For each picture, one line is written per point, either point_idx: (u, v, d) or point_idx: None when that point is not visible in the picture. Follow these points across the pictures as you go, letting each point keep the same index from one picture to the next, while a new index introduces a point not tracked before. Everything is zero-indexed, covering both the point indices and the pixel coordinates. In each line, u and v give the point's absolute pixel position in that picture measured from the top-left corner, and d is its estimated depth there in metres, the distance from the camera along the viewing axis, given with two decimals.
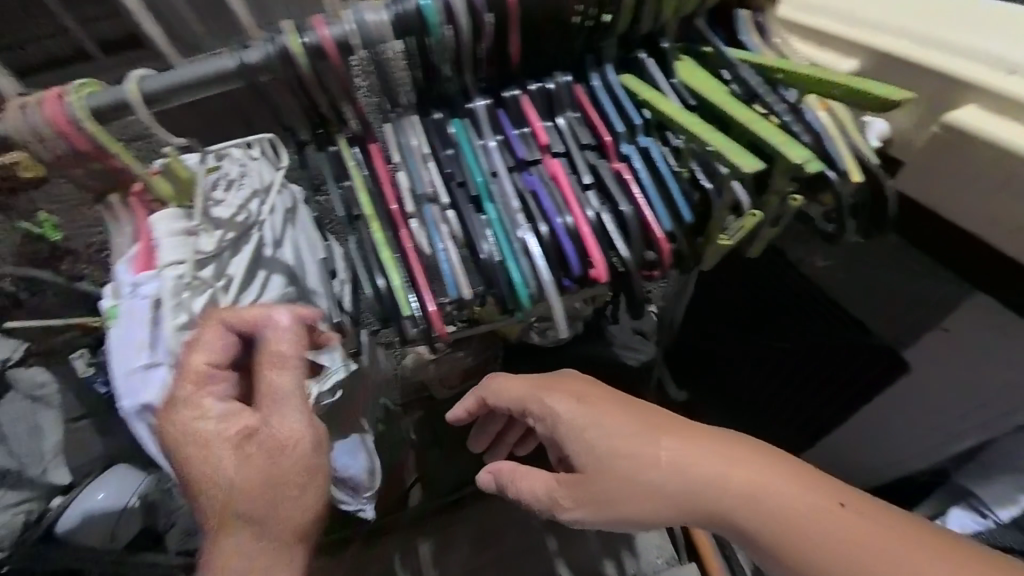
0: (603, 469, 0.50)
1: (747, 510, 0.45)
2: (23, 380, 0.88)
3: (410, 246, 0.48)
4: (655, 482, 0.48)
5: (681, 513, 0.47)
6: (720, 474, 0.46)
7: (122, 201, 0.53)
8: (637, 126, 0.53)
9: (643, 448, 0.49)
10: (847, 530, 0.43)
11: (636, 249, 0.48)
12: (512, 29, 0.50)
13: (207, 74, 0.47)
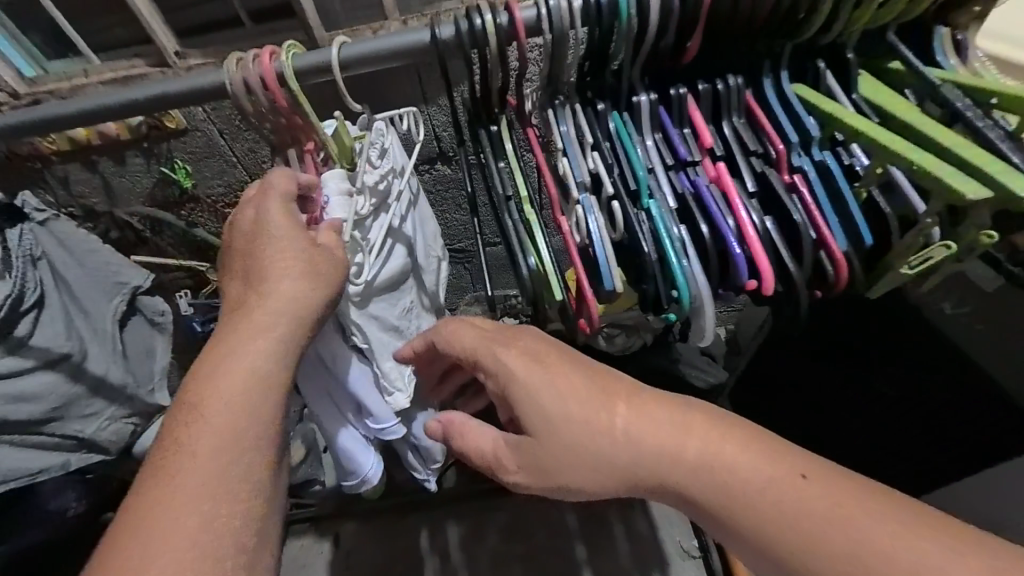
0: (556, 433, 0.48)
1: (693, 475, 0.44)
2: (148, 306, 0.96)
3: (568, 232, 0.49)
4: (605, 448, 0.46)
5: (628, 480, 0.46)
6: (670, 441, 0.45)
7: (297, 157, 0.56)
8: (813, 136, 0.50)
9: (597, 413, 0.47)
10: (790, 499, 0.40)
11: (806, 265, 0.46)
12: (696, 25, 0.49)
13: (398, 46, 0.51)
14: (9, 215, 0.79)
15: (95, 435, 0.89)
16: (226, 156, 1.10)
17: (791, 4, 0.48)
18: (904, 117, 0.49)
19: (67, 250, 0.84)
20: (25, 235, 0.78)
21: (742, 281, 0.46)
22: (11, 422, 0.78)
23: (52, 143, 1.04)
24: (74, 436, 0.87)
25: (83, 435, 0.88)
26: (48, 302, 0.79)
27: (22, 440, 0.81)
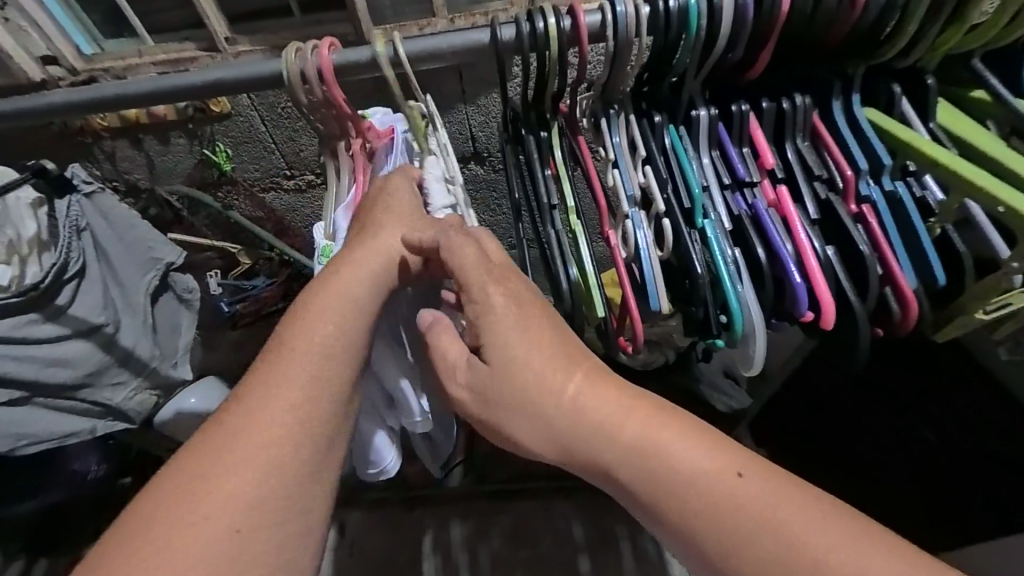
0: (514, 380, 0.43)
1: (630, 465, 0.38)
2: (179, 283, 0.99)
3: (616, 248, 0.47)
4: (551, 412, 0.41)
5: (565, 449, 0.41)
6: (616, 422, 0.39)
7: (346, 149, 0.55)
8: (884, 165, 0.47)
9: (555, 374, 0.42)
10: (723, 499, 0.35)
11: (870, 300, 0.44)
12: (768, 40, 0.47)
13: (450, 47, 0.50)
14: (58, 185, 0.79)
15: (122, 405, 0.91)
16: (265, 142, 1.12)
17: (872, 25, 0.46)
18: (989, 152, 0.48)
19: (111, 222, 0.86)
20: (74, 206, 0.81)
21: (800, 312, 0.44)
22: (45, 386, 0.80)
23: (103, 120, 1.07)
24: (102, 403, 0.88)
25: (112, 403, 0.89)
26: (89, 272, 0.82)
27: (55, 403, 0.82)
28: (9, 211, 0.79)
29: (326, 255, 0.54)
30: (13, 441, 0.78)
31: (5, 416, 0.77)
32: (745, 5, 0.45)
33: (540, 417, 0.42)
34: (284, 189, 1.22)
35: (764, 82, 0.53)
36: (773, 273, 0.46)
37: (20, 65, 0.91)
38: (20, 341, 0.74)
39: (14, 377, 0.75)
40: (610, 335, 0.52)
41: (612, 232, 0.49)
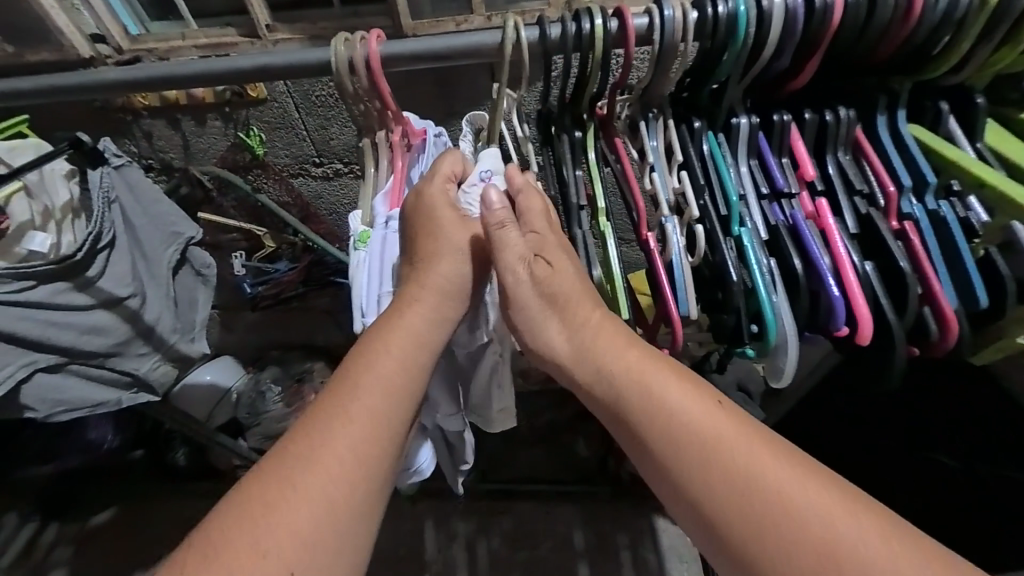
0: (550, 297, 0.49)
1: (626, 384, 0.44)
2: (196, 257, 1.02)
3: (649, 250, 0.47)
4: (575, 332, 0.48)
5: (575, 361, 0.48)
6: (622, 360, 0.45)
7: (385, 140, 0.56)
8: (929, 183, 0.46)
9: (585, 308, 0.48)
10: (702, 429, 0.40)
11: (908, 318, 0.44)
12: (816, 52, 0.46)
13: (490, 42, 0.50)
14: (92, 158, 0.82)
15: (146, 376, 0.92)
16: (297, 129, 1.14)
17: (923, 40, 0.45)
18: None
19: (136, 195, 0.89)
20: (105, 177, 0.83)
21: (836, 326, 0.44)
22: (79, 353, 0.82)
23: (144, 99, 1.11)
24: (129, 373, 0.90)
25: (138, 373, 0.91)
26: (118, 244, 0.84)
27: (86, 372, 0.84)
28: (46, 183, 0.83)
29: (362, 240, 0.54)
30: (51, 406, 0.81)
31: (40, 383, 0.79)
32: (795, 14, 0.44)
33: (573, 338, 0.48)
34: (312, 176, 1.25)
35: (805, 93, 0.53)
36: (809, 285, 0.46)
37: (70, 40, 0.94)
38: (54, 308, 0.77)
39: (49, 344, 0.77)
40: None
41: (650, 234, 0.47)
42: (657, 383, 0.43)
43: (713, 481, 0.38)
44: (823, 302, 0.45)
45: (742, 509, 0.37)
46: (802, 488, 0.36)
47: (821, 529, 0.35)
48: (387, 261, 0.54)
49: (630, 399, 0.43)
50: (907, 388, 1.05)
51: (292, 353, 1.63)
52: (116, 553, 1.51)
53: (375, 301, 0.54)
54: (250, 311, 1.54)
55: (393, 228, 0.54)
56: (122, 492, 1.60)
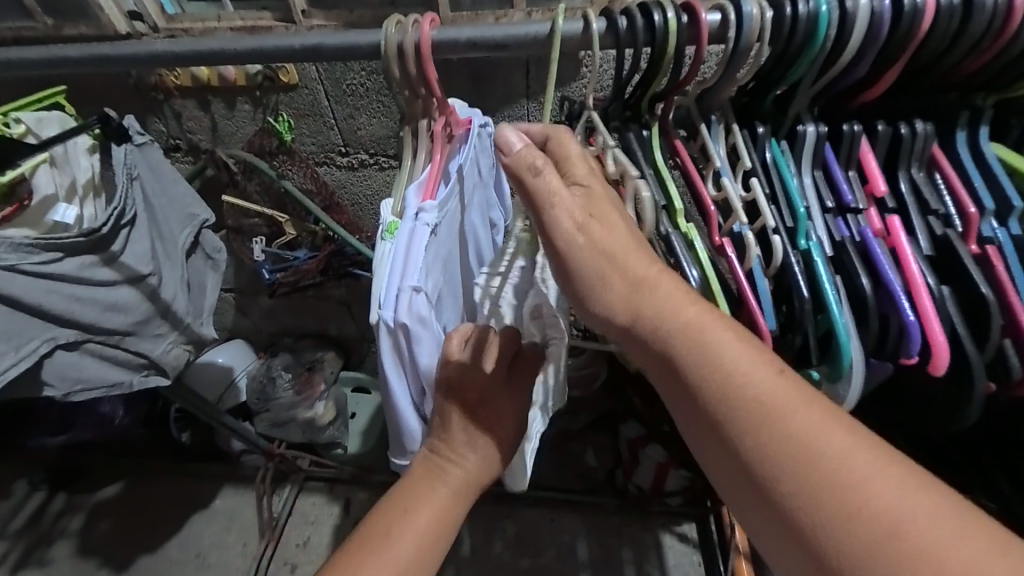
0: (608, 249, 0.38)
1: (692, 346, 0.34)
2: (207, 241, 1.00)
3: (734, 259, 0.43)
4: (629, 280, 0.37)
5: (627, 317, 0.37)
6: (683, 319, 0.35)
7: (427, 129, 0.53)
8: (1015, 208, 0.43)
9: (639, 256, 0.38)
10: (790, 413, 0.31)
11: (986, 351, 0.41)
12: (900, 58, 0.43)
13: (544, 34, 0.47)
14: (117, 134, 0.80)
15: (159, 359, 0.91)
16: (326, 117, 1.14)
17: (1017, 56, 0.42)
18: None
19: (155, 174, 0.88)
20: (129, 155, 0.82)
21: (907, 354, 0.41)
22: (99, 330, 0.81)
23: (177, 78, 1.11)
24: (143, 355, 0.89)
25: (151, 355, 0.89)
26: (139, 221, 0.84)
27: (101, 351, 0.83)
28: (70, 154, 0.82)
29: (390, 231, 0.52)
30: (70, 384, 0.80)
31: (60, 359, 0.78)
32: (881, 17, 0.41)
33: (626, 290, 0.37)
34: (337, 165, 1.23)
35: (882, 104, 0.49)
36: (878, 307, 0.43)
37: (108, 17, 0.94)
38: (79, 283, 0.76)
39: (72, 319, 0.77)
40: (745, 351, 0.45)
41: (725, 241, 0.44)
42: (725, 349, 0.34)
43: (812, 489, 0.29)
44: (894, 327, 0.42)
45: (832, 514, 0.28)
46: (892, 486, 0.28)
47: (911, 530, 0.27)
48: (412, 253, 0.49)
49: (691, 370, 0.34)
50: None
51: (304, 341, 1.63)
52: (120, 527, 1.52)
53: (393, 295, 0.48)
54: (265, 297, 1.54)
55: (423, 221, 0.50)
56: (129, 467, 1.61)
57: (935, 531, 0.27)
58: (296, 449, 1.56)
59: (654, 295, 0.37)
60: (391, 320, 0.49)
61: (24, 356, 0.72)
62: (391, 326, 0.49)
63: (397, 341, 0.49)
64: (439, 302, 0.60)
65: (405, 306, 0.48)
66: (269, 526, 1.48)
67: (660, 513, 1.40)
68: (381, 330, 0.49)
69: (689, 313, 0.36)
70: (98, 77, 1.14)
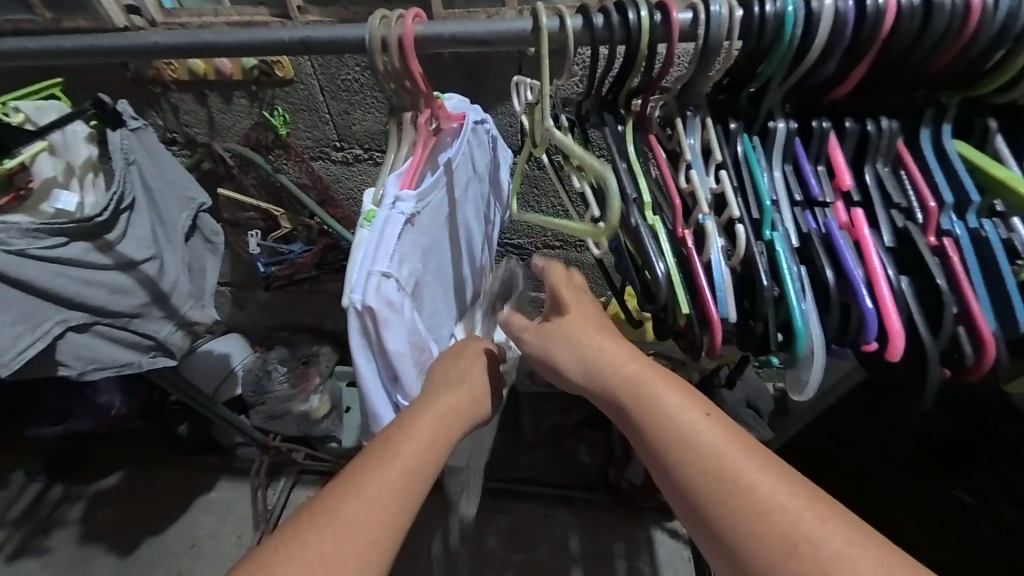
0: (566, 328, 0.51)
1: (632, 397, 0.44)
2: (207, 225, 1.01)
3: (692, 245, 0.46)
4: (583, 349, 0.49)
5: (586, 374, 0.48)
6: (626, 375, 0.46)
7: (412, 120, 0.55)
8: (973, 202, 0.45)
9: (592, 329, 0.50)
10: (713, 446, 0.39)
11: (942, 338, 0.43)
12: (866, 56, 0.45)
13: (525, 29, 0.49)
14: (112, 119, 0.82)
15: (166, 340, 0.93)
16: (322, 112, 1.16)
17: (978, 56, 0.44)
18: None
19: (153, 159, 0.89)
20: (125, 141, 0.84)
21: (866, 340, 0.43)
22: (106, 313, 0.83)
23: (174, 71, 1.13)
24: (150, 337, 0.91)
25: (158, 337, 0.92)
26: (139, 206, 0.85)
27: (110, 333, 0.85)
28: (70, 142, 0.83)
29: (368, 219, 0.53)
30: (84, 364, 0.82)
31: (73, 340, 0.80)
32: (846, 18, 0.43)
33: (580, 351, 0.49)
34: (332, 160, 1.25)
35: (853, 101, 0.51)
36: (841, 296, 0.44)
37: (106, 10, 0.95)
38: (82, 267, 0.78)
39: (82, 302, 0.79)
40: (694, 342, 0.48)
41: (687, 232, 0.47)
42: (659, 396, 0.43)
43: (728, 509, 0.37)
44: (854, 315, 0.43)
45: (748, 525, 0.36)
46: (791, 502, 0.36)
47: (802, 537, 0.35)
48: (385, 240, 0.52)
49: (632, 413, 0.44)
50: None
51: (301, 336, 1.65)
52: (116, 518, 1.53)
53: (364, 278, 0.51)
54: (262, 290, 1.56)
55: (399, 209, 0.52)
56: (127, 459, 1.63)
57: (820, 537, 0.35)
58: (292, 443, 1.57)
59: (602, 358, 0.48)
60: (360, 304, 0.51)
61: (41, 336, 0.75)
62: (360, 310, 0.51)
63: (365, 322, 0.52)
64: (417, 289, 0.62)
65: (374, 290, 0.51)
66: (264, 518, 1.49)
67: (650, 508, 1.42)
68: (351, 313, 0.51)
69: (629, 369, 0.46)
70: (97, 70, 1.15)
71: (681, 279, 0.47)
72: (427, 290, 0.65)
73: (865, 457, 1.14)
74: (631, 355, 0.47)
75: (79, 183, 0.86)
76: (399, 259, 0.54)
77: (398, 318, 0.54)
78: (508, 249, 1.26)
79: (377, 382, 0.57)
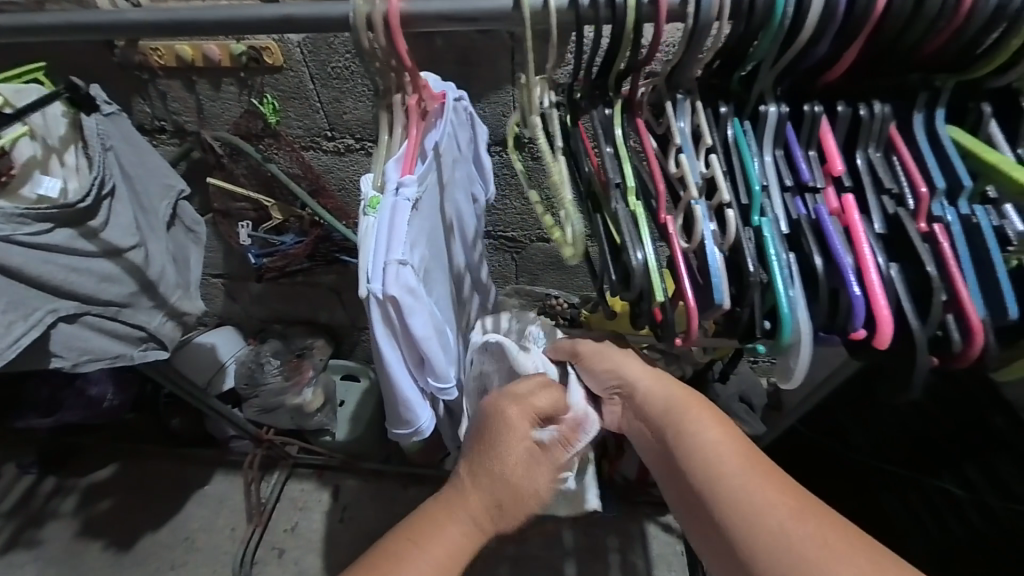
0: (625, 375, 0.63)
1: (673, 422, 0.57)
2: (187, 214, 1.01)
3: (672, 230, 0.45)
4: (639, 384, 0.62)
5: (643, 404, 0.61)
6: (670, 405, 0.58)
7: (401, 104, 0.53)
8: (964, 187, 0.44)
9: (646, 374, 0.63)
10: (738, 469, 0.49)
11: (931, 325, 0.42)
12: (860, 35, 0.44)
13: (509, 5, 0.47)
14: (85, 103, 0.81)
15: (157, 331, 0.92)
16: (312, 100, 1.14)
17: (973, 37, 0.43)
18: None
19: (130, 144, 0.89)
20: (100, 124, 0.83)
21: (854, 327, 0.42)
22: (98, 302, 0.82)
23: (161, 57, 1.11)
24: (141, 328, 0.89)
25: (149, 327, 0.90)
26: (118, 193, 0.84)
27: (103, 324, 0.83)
28: (49, 124, 0.82)
29: (373, 206, 0.52)
30: (77, 355, 0.81)
31: (66, 331, 0.79)
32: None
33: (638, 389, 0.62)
34: (324, 149, 1.23)
35: (849, 82, 0.49)
36: (829, 283, 0.44)
37: None
38: (69, 253, 0.77)
39: (71, 290, 0.78)
40: (668, 326, 0.48)
41: (671, 217, 0.46)
42: (699, 426, 0.54)
43: (742, 520, 0.46)
44: (842, 301, 0.43)
45: (740, 527, 0.46)
46: (795, 521, 0.45)
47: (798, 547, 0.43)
48: (396, 226, 0.50)
49: (674, 438, 0.55)
50: (925, 400, 1.01)
51: (294, 328, 1.63)
52: (108, 511, 1.52)
53: (381, 268, 0.51)
54: (254, 282, 1.55)
55: (404, 195, 0.51)
56: (119, 452, 1.62)
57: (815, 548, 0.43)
58: (286, 437, 1.56)
59: (654, 397, 0.60)
60: (380, 293, 0.51)
61: (34, 325, 0.73)
62: (381, 298, 0.51)
63: (387, 311, 0.52)
64: (428, 276, 0.61)
65: (393, 278, 0.50)
66: (256, 511, 1.49)
67: (643, 502, 1.42)
68: (372, 302, 0.51)
69: (673, 406, 0.58)
70: (83, 56, 1.13)
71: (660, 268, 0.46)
72: (435, 277, 0.64)
73: (860, 451, 1.14)
74: (682, 395, 0.59)
75: (59, 161, 0.82)
76: (411, 245, 0.54)
77: (419, 303, 0.53)
78: (503, 243, 1.24)
79: (402, 367, 0.58)
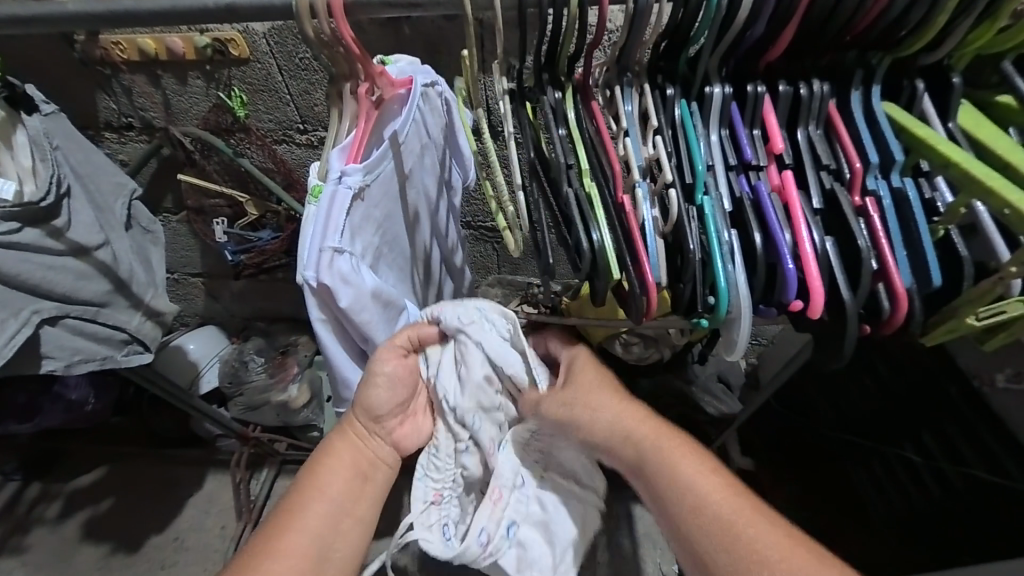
0: (602, 413, 0.59)
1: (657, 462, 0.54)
2: (141, 215, 0.99)
3: (629, 212, 0.46)
4: (616, 420, 0.58)
5: (622, 441, 0.57)
6: (652, 443, 0.55)
7: (352, 92, 0.54)
8: (895, 162, 0.46)
9: (623, 408, 0.59)
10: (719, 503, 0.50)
11: (861, 295, 0.44)
12: (793, 16, 0.45)
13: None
14: (22, 102, 0.79)
15: (138, 332, 0.91)
16: (282, 93, 1.12)
17: (899, 15, 0.45)
18: (991, 143, 0.47)
19: (75, 143, 0.87)
20: (43, 124, 0.81)
21: (789, 299, 0.44)
22: (78, 301, 0.82)
23: (124, 51, 1.08)
24: (121, 329, 0.89)
25: (129, 328, 0.90)
26: (76, 192, 0.83)
27: (80, 325, 0.83)
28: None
29: (316, 194, 0.54)
30: (69, 355, 0.82)
31: (52, 333, 0.80)
32: None
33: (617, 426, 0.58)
34: (297, 143, 1.21)
35: (788, 60, 0.50)
36: (767, 259, 0.46)
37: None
38: (39, 253, 0.77)
39: (49, 290, 0.78)
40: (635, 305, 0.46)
41: (625, 198, 0.46)
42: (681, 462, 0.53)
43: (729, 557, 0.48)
44: (778, 276, 0.45)
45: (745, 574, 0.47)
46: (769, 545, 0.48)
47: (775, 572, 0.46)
48: (333, 216, 0.52)
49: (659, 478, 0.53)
50: (891, 375, 1.05)
51: (277, 325, 1.62)
52: (94, 516, 1.51)
53: (315, 255, 0.52)
54: (234, 279, 1.53)
55: (346, 184, 0.53)
56: (106, 455, 1.60)
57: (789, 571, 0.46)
58: (272, 434, 1.55)
59: (634, 434, 0.57)
60: (314, 280, 0.53)
61: (25, 323, 0.76)
62: (315, 287, 0.53)
63: (321, 298, 0.54)
64: (376, 261, 0.63)
65: (327, 267, 0.52)
66: (247, 509, 1.48)
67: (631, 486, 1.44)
68: (307, 291, 0.53)
69: (655, 441, 0.56)
70: (44, 53, 1.11)
71: (617, 249, 0.47)
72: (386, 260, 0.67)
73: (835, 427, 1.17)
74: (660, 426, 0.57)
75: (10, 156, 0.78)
76: (350, 233, 0.55)
77: (356, 288, 0.55)
78: (481, 232, 1.24)
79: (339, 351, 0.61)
